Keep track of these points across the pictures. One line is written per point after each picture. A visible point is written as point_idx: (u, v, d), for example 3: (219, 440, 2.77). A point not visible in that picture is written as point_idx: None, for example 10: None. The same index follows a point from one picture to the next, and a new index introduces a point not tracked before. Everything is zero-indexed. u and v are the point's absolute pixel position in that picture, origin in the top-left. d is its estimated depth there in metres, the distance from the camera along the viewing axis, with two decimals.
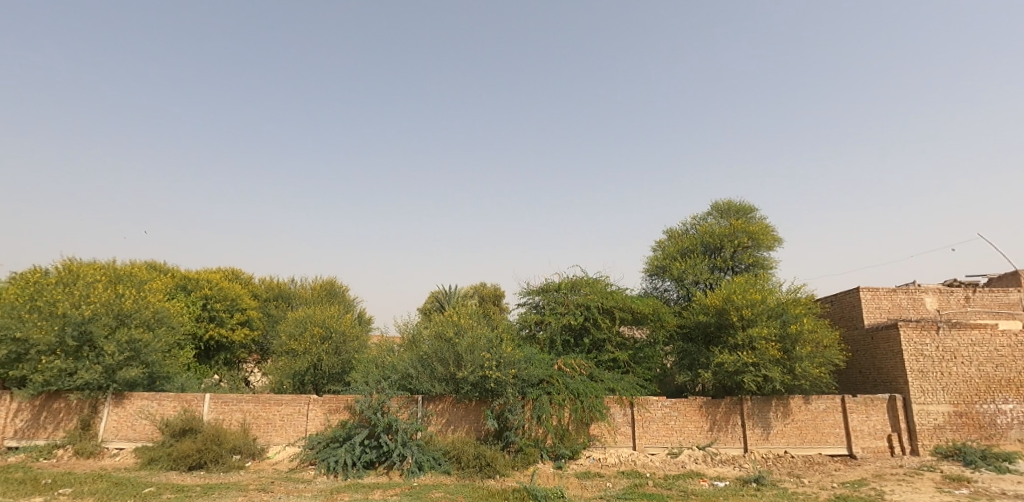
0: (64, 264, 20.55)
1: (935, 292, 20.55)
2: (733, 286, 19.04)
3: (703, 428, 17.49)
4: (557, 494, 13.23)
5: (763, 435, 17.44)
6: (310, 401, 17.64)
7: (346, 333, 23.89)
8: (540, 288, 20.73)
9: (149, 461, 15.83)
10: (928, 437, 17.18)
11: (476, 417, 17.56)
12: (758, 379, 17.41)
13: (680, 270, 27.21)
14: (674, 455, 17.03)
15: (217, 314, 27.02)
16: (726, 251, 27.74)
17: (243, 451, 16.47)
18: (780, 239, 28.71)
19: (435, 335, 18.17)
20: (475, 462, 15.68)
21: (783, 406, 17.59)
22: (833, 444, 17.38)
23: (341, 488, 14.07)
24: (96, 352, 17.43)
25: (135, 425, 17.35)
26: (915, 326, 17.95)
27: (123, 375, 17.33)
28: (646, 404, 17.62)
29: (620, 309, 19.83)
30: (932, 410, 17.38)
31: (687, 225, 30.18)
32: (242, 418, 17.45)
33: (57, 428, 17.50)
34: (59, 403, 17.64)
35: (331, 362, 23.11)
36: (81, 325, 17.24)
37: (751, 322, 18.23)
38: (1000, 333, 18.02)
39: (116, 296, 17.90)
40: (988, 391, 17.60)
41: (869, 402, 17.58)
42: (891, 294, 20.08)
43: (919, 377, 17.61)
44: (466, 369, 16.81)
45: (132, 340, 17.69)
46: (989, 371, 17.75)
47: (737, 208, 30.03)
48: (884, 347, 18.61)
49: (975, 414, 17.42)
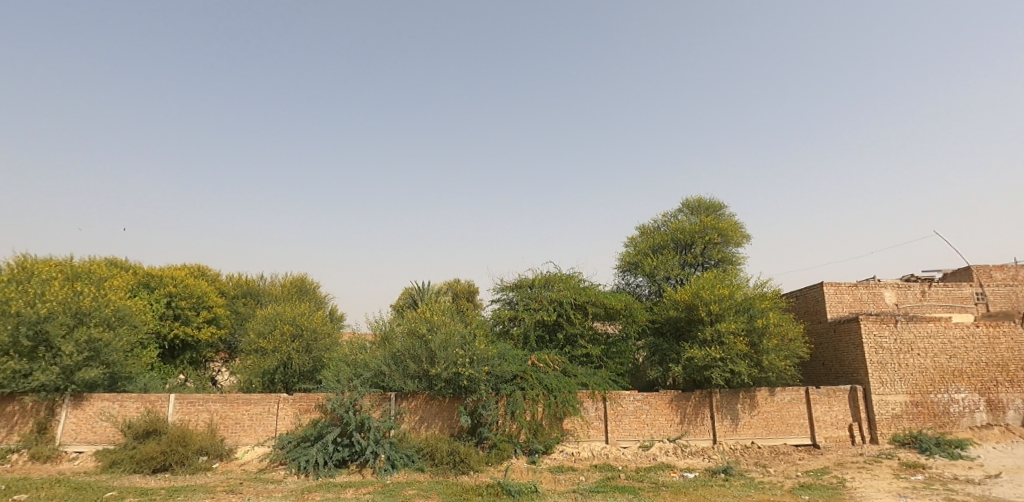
0: (18, 260, 19.73)
1: (893, 287, 21.37)
2: (702, 282, 19.39)
3: (673, 421, 17.81)
4: (531, 488, 13.31)
5: (732, 427, 17.86)
6: (280, 399, 17.33)
7: (317, 331, 23.53)
8: (514, 284, 20.77)
9: (111, 465, 15.34)
10: (887, 426, 17.86)
11: (449, 414, 17.53)
12: (726, 373, 17.79)
13: (652, 266, 27.62)
14: (645, 448, 17.32)
15: (182, 312, 26.29)
16: (696, 247, 28.26)
17: (211, 453, 16.07)
18: (747, 235, 29.39)
19: (407, 331, 17.97)
20: (448, 459, 15.65)
21: (750, 398, 18.05)
22: (797, 435, 17.90)
23: (312, 488, 13.87)
24: (53, 352, 16.77)
25: (96, 427, 16.78)
26: (875, 319, 18.61)
27: (82, 376, 16.73)
28: (618, 398, 17.86)
29: (593, 304, 20.03)
30: (891, 400, 18.07)
31: (658, 222, 30.63)
32: (209, 419, 17.03)
33: (11, 432, 16.79)
34: (13, 406, 16.93)
35: (301, 361, 22.74)
36: (36, 324, 16.57)
37: (719, 317, 18.63)
38: (953, 325, 18.83)
39: (75, 294, 17.25)
40: (942, 381, 18.38)
41: (832, 393, 18.17)
42: (853, 288, 20.81)
43: (879, 369, 18.27)
44: (440, 366, 16.74)
45: (91, 340, 17.07)
46: (943, 362, 18.53)
47: (707, 205, 30.63)
48: (846, 340, 19.24)
49: (930, 404, 18.18)
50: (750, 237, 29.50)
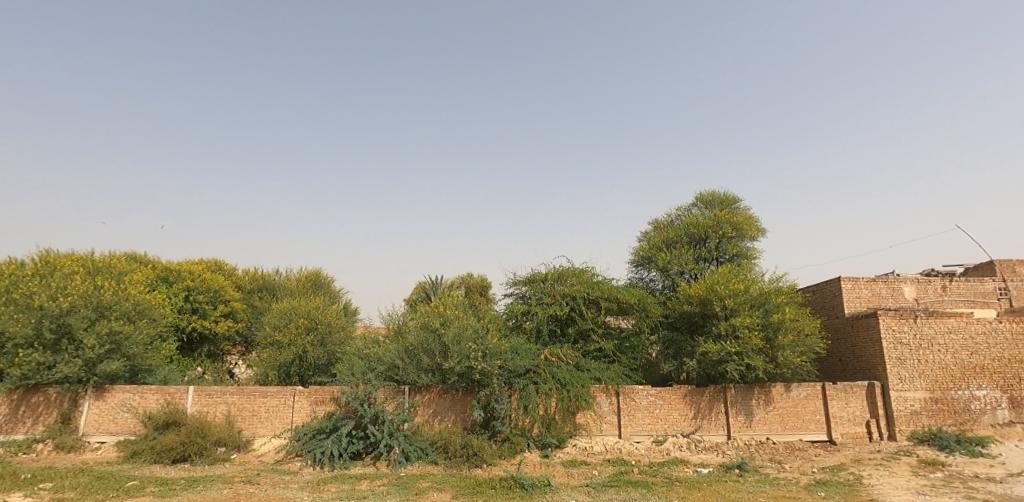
0: (41, 255, 20.15)
1: (913, 282, 20.99)
2: (716, 276, 19.20)
3: (687, 416, 17.74)
4: (544, 482, 13.34)
5: (746, 422, 17.74)
6: (295, 392, 17.53)
7: (331, 324, 23.75)
8: (527, 279, 20.77)
9: (132, 455, 15.67)
10: (905, 423, 17.61)
11: (462, 408, 17.63)
12: (741, 368, 17.65)
13: (665, 261, 27.42)
14: (658, 443, 17.26)
15: (200, 306, 26.69)
16: (710, 241, 28.02)
17: (228, 444, 16.34)
18: (763, 229, 29.07)
19: (420, 325, 18.04)
20: (462, 452, 15.77)
21: (765, 394, 17.90)
22: (813, 431, 17.73)
23: (327, 479, 14.04)
24: (75, 345, 17.13)
25: (117, 418, 17.14)
26: (894, 314, 18.32)
27: (104, 368, 17.08)
28: (632, 393, 17.81)
29: (605, 299, 19.97)
30: (909, 397, 17.80)
31: (672, 216, 30.41)
32: (226, 411, 17.30)
33: (36, 422, 17.21)
34: (38, 397, 17.34)
35: (316, 354, 22.99)
36: (59, 318, 16.91)
37: (734, 312, 18.44)
38: (975, 321, 18.47)
39: (95, 288, 17.56)
40: (963, 378, 18.06)
41: (849, 389, 17.95)
42: (871, 283, 20.49)
43: (897, 365, 18.01)
44: (453, 360, 16.85)
45: (112, 333, 17.40)
46: (964, 358, 18.20)
47: (721, 198, 30.35)
48: (864, 335, 18.98)
49: (950, 400, 17.88)
50: (765, 231, 29.17)
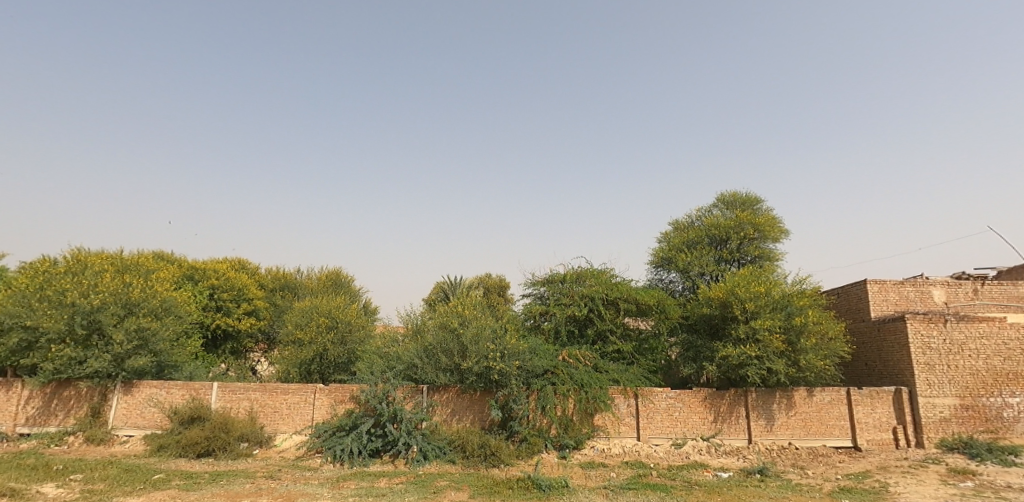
0: (73, 253, 20.74)
1: (943, 285, 20.42)
2: (737, 279, 18.85)
3: (707, 419, 17.53)
4: (561, 483, 13.27)
5: (767, 427, 17.46)
6: (315, 390, 17.74)
7: (351, 323, 23.99)
8: (545, 280, 20.73)
9: (159, 449, 16.04)
10: (934, 430, 17.15)
11: (480, 408, 17.68)
12: (762, 372, 17.37)
13: (686, 262, 27.19)
14: (678, 446, 17.10)
15: (224, 303, 27.22)
16: (731, 243, 27.60)
17: (251, 439, 16.62)
18: (785, 230, 28.59)
19: (439, 325, 18.11)
20: (479, 451, 15.79)
21: (787, 398, 17.60)
22: (837, 437, 17.37)
23: (346, 476, 14.17)
24: (105, 341, 17.60)
25: (144, 412, 17.56)
26: (922, 318, 17.85)
27: (132, 364, 17.54)
28: (650, 395, 17.67)
29: (624, 300, 19.86)
30: (938, 403, 17.34)
31: (692, 217, 30.13)
32: (249, 407, 17.62)
33: (67, 416, 17.73)
34: (69, 391, 17.86)
35: (337, 352, 23.28)
36: (89, 314, 17.40)
37: (755, 315, 18.08)
38: (1008, 326, 17.90)
39: (125, 286, 18.02)
40: (995, 384, 17.52)
41: (875, 394, 17.54)
42: (898, 286, 19.99)
43: (926, 370, 17.56)
44: (471, 360, 16.91)
45: (140, 329, 17.85)
46: (996, 364, 17.66)
47: (743, 200, 29.96)
48: (891, 339, 18.54)
49: (981, 407, 17.37)
50: (787, 232, 28.67)
